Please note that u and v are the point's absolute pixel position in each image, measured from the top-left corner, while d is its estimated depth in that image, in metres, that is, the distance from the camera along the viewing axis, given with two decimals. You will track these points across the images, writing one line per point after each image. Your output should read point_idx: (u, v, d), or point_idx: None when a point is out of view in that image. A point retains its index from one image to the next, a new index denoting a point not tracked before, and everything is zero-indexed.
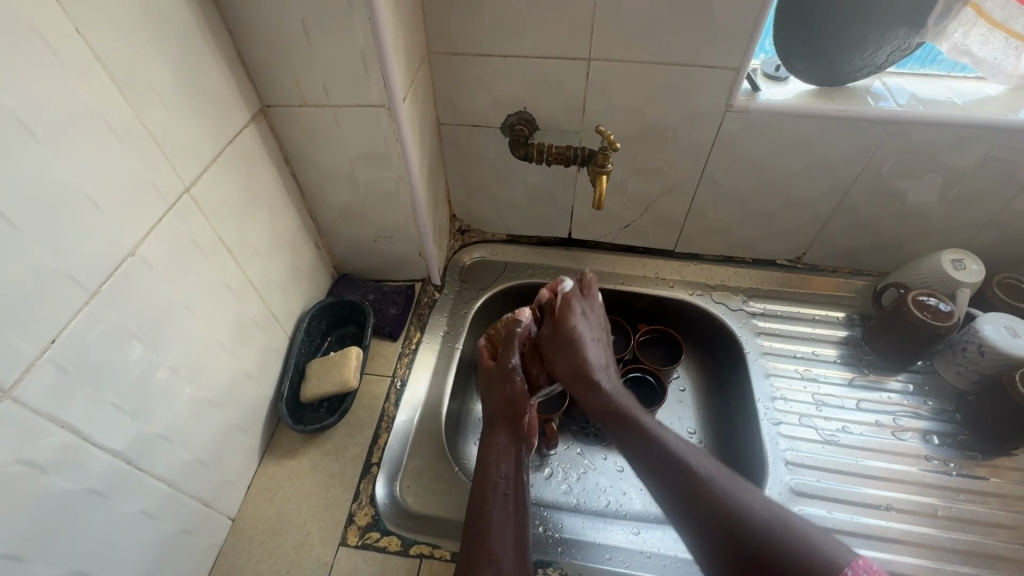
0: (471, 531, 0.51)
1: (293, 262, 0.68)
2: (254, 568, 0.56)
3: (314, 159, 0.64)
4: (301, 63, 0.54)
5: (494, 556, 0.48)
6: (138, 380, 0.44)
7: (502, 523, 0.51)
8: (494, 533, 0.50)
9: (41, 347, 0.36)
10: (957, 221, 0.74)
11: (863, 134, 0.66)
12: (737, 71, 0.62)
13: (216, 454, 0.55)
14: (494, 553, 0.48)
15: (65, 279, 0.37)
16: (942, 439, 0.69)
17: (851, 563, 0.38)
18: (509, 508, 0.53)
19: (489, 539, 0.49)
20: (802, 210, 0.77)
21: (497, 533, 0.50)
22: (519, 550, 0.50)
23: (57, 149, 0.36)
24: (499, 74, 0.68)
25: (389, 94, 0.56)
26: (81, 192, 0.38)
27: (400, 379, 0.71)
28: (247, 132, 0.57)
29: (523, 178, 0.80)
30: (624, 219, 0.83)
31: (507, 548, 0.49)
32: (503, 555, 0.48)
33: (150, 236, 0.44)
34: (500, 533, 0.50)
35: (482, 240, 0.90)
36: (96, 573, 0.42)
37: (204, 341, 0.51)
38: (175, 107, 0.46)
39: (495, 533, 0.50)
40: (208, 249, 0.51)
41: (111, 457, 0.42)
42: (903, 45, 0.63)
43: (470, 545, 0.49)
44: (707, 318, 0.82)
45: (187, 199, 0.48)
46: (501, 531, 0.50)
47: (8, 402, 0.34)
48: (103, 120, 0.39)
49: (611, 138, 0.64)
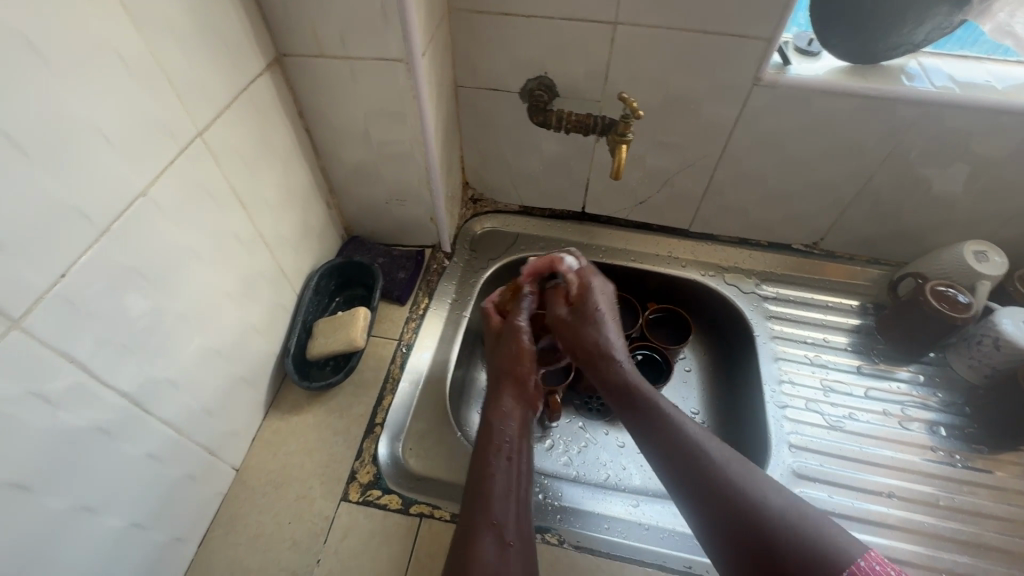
0: (478, 514, 0.49)
1: (304, 219, 0.67)
2: (256, 516, 0.56)
3: (328, 112, 0.63)
4: (320, 11, 0.52)
5: (507, 542, 0.47)
6: (146, 325, 0.43)
7: (510, 504, 0.50)
8: (502, 517, 0.49)
9: (52, 280, 0.35)
10: (982, 212, 0.72)
11: (894, 116, 0.64)
12: (769, 42, 0.60)
13: (222, 404, 0.55)
14: (507, 539, 0.47)
15: (75, 213, 0.36)
16: (950, 431, 0.69)
17: (863, 555, 0.38)
18: (517, 489, 0.51)
19: (500, 523, 0.48)
20: (824, 194, 0.75)
21: (504, 514, 0.49)
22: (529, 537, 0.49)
23: (66, 76, 0.35)
24: (520, 35, 0.66)
25: (408, 47, 0.54)
26: (93, 127, 0.37)
27: (406, 344, 0.71)
28: (262, 81, 0.55)
29: (539, 147, 0.78)
30: (640, 194, 0.82)
31: (518, 531, 0.49)
32: (514, 537, 0.48)
33: (160, 179, 0.43)
34: (512, 517, 0.49)
35: (494, 210, 0.89)
36: (104, 509, 0.42)
37: (213, 291, 0.51)
38: (189, 47, 0.45)
39: (507, 518, 0.49)
40: (217, 195, 0.50)
41: (120, 397, 0.42)
42: (943, 25, 0.60)
43: (470, 527, 0.48)
44: (717, 299, 0.81)
45: (200, 143, 0.47)
46: (510, 514, 0.49)
47: (17, 332, 0.34)
48: (115, 50, 0.38)
49: (634, 106, 0.62)
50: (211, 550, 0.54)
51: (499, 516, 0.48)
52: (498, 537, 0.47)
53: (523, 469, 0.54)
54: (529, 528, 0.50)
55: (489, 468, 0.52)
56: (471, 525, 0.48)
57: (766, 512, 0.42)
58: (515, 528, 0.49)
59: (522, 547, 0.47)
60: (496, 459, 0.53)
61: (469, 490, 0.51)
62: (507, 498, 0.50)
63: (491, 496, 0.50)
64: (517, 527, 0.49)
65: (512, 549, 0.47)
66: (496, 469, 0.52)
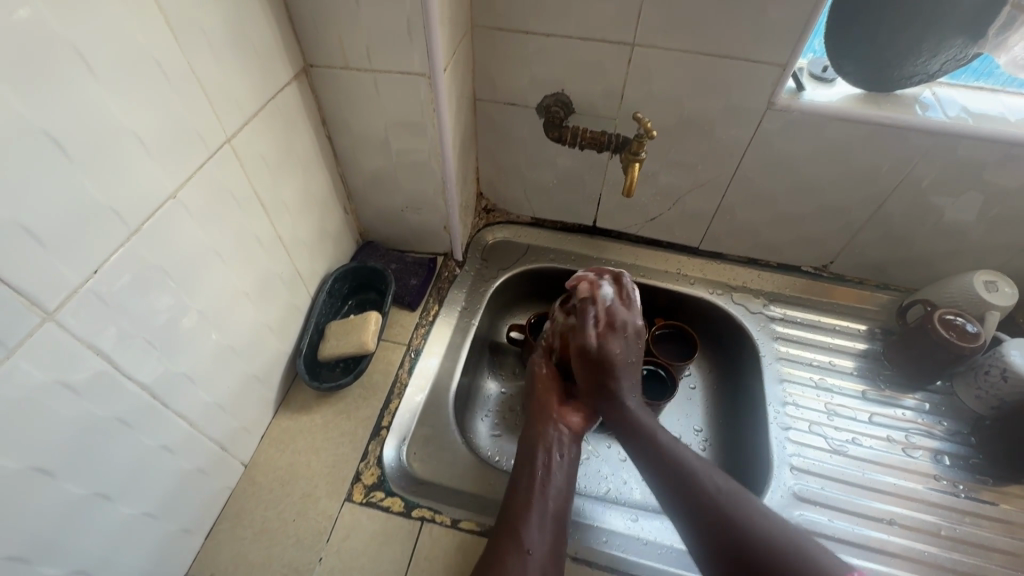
0: (505, 522, 0.52)
1: (321, 222, 0.69)
2: (261, 513, 0.58)
3: (350, 122, 0.65)
4: (349, 26, 0.55)
5: (527, 550, 0.50)
6: (167, 322, 0.45)
7: (536, 515, 0.53)
8: (526, 525, 0.52)
9: (84, 276, 0.37)
10: (994, 242, 0.72)
11: (906, 144, 0.65)
12: (783, 68, 0.61)
13: (235, 401, 0.56)
14: (527, 547, 0.50)
15: (109, 212, 0.38)
16: (954, 460, 0.68)
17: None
18: (546, 505, 0.54)
19: (523, 533, 0.51)
20: (834, 218, 0.76)
21: (528, 524, 0.52)
22: (553, 551, 0.51)
23: (109, 83, 0.37)
24: (539, 52, 0.67)
25: (431, 62, 0.56)
26: (130, 131, 0.39)
27: (415, 349, 0.72)
28: (289, 90, 0.57)
29: (554, 161, 0.80)
30: (652, 211, 0.83)
31: (540, 542, 0.51)
32: (535, 550, 0.50)
33: (190, 181, 0.45)
34: (535, 527, 0.52)
35: (506, 221, 0.90)
36: (119, 499, 0.44)
37: (233, 290, 0.53)
38: (223, 58, 0.47)
39: (529, 529, 0.51)
40: (241, 200, 0.52)
41: (139, 389, 0.43)
42: (958, 55, 0.60)
43: (499, 531, 0.52)
44: (725, 318, 0.82)
45: (228, 148, 0.49)
46: (535, 525, 0.52)
47: (51, 324, 0.35)
48: (153, 59, 0.40)
49: (648, 126, 0.63)
50: (216, 544, 0.55)
51: (524, 523, 0.52)
52: (519, 543, 0.50)
53: (555, 486, 0.56)
54: (555, 541, 0.52)
55: (521, 480, 0.56)
56: (499, 530, 0.52)
57: (750, 534, 0.47)
58: (537, 540, 0.51)
59: (540, 558, 0.50)
60: (527, 474, 0.56)
61: (505, 495, 0.55)
62: (531, 510, 0.53)
63: (518, 505, 0.54)
64: (542, 538, 0.51)
65: (529, 557, 0.50)
66: (526, 486, 0.55)
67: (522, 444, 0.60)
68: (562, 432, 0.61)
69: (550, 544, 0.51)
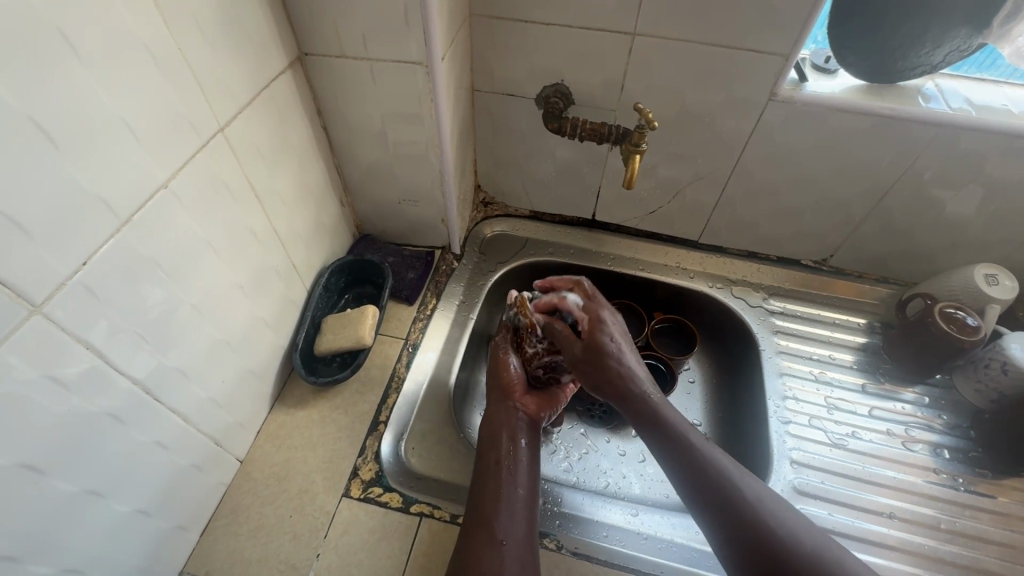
0: (474, 516, 0.51)
1: (317, 215, 0.68)
2: (258, 509, 0.57)
3: (346, 112, 0.64)
4: (345, 13, 0.53)
5: (500, 540, 0.49)
6: (160, 316, 0.44)
7: (506, 504, 0.52)
8: (498, 516, 0.51)
9: (72, 268, 0.36)
10: (995, 235, 0.72)
11: (908, 136, 0.64)
12: (786, 59, 0.60)
13: (229, 396, 0.56)
14: (501, 538, 0.49)
15: (98, 203, 0.37)
16: (953, 454, 0.68)
17: None
18: (515, 493, 0.53)
19: (494, 524, 0.50)
20: (834, 212, 0.76)
21: (499, 513, 0.51)
22: (526, 539, 0.50)
23: (98, 70, 0.36)
24: (539, 42, 0.66)
25: (428, 50, 0.55)
26: (119, 119, 0.38)
27: (413, 344, 0.71)
28: (284, 79, 0.56)
29: (553, 154, 0.79)
30: (651, 204, 0.82)
31: (513, 531, 0.50)
32: (509, 540, 0.49)
33: (181, 172, 0.44)
34: (506, 517, 0.51)
35: (504, 214, 0.89)
36: (111, 496, 0.43)
37: (227, 284, 0.52)
38: (214, 44, 0.45)
39: (501, 517, 0.51)
40: (235, 191, 0.51)
41: (131, 384, 0.42)
42: (963, 46, 0.60)
43: (469, 525, 0.51)
44: (724, 312, 0.81)
45: (221, 137, 0.48)
46: (507, 515, 0.51)
47: (38, 317, 0.34)
48: (143, 44, 0.39)
49: (649, 117, 0.62)
50: (212, 541, 0.55)
51: (494, 515, 0.51)
52: (492, 535, 0.49)
53: (522, 472, 0.55)
54: (526, 528, 0.51)
55: (487, 470, 0.55)
56: (472, 523, 0.51)
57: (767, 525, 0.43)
58: (509, 530, 0.50)
59: (514, 547, 0.49)
60: (493, 464, 0.55)
61: (473, 488, 0.54)
62: (501, 501, 0.52)
63: (488, 497, 0.52)
64: (513, 526, 0.50)
65: (504, 548, 0.49)
66: (494, 475, 0.54)
67: (483, 432, 0.59)
68: (522, 420, 0.60)
69: (523, 532, 0.50)
